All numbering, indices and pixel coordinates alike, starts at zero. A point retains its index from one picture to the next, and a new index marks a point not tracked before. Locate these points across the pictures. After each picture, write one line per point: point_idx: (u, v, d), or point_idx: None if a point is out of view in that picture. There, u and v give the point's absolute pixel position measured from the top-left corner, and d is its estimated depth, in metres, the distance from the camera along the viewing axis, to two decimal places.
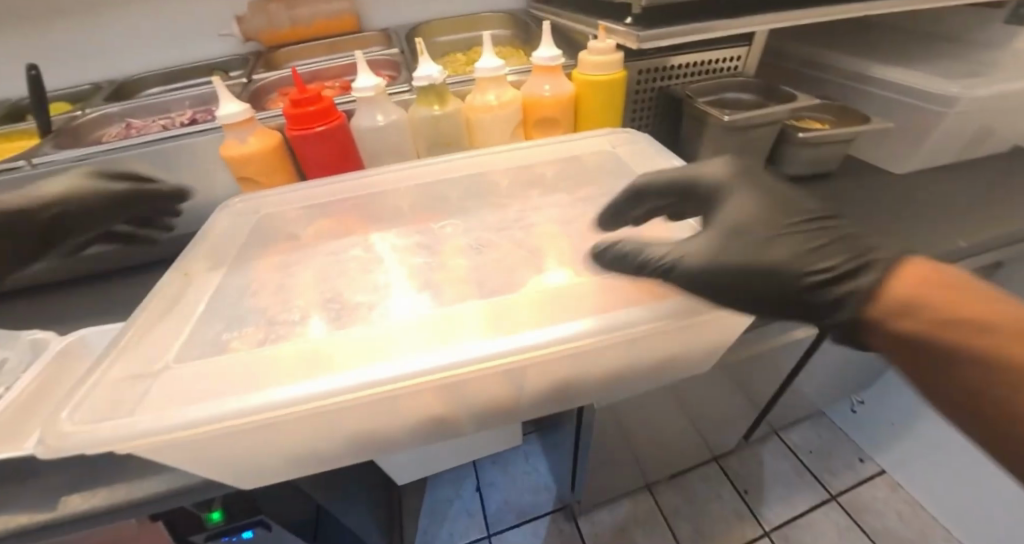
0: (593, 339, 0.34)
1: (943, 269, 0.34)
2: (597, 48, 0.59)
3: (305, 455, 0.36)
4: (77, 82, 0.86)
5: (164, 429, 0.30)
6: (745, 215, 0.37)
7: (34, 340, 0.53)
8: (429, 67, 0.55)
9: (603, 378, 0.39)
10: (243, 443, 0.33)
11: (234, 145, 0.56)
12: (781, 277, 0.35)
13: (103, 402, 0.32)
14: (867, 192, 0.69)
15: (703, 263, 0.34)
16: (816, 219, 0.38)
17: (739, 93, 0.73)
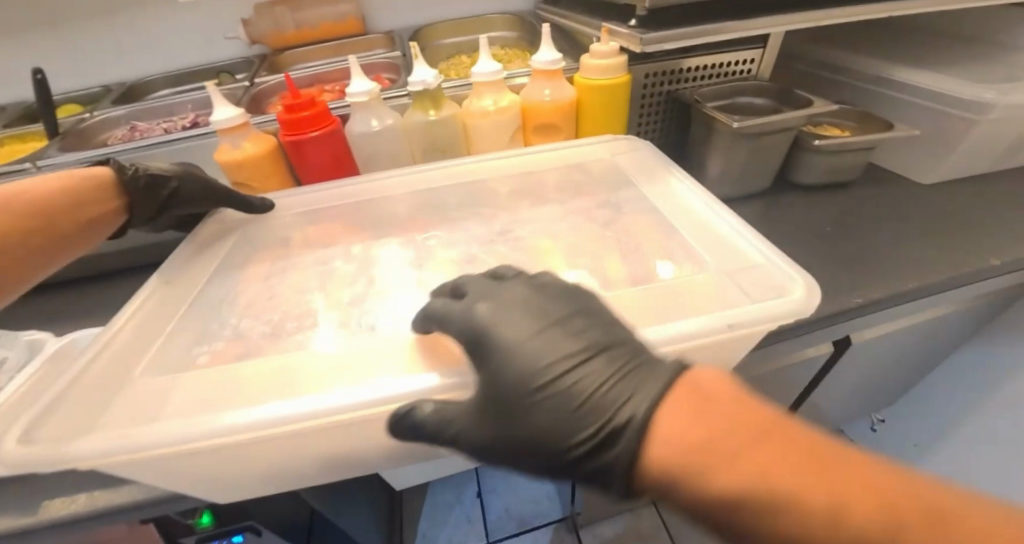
0: None
1: (716, 419, 0.22)
2: (599, 51, 0.57)
3: (276, 474, 0.35)
4: (90, 84, 0.87)
5: (119, 450, 0.28)
6: (498, 375, 0.28)
7: (32, 340, 0.53)
8: (423, 71, 0.54)
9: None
10: (210, 461, 0.32)
11: (228, 150, 0.55)
12: (549, 453, 0.27)
13: (65, 415, 0.31)
14: (888, 204, 0.65)
15: (478, 440, 0.29)
16: (572, 358, 0.27)
17: (752, 97, 0.69)
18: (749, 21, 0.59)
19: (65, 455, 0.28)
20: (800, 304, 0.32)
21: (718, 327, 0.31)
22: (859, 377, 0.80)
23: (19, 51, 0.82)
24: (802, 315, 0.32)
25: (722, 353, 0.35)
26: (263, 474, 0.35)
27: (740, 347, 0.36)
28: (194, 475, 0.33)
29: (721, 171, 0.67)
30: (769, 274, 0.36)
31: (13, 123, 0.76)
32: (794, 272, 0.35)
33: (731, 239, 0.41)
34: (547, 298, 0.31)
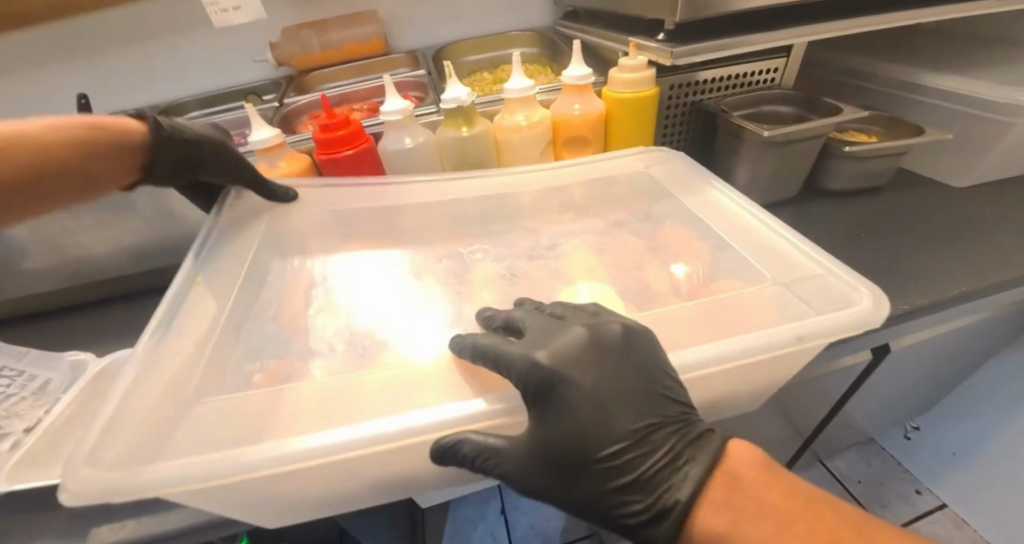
0: None
1: (765, 510, 0.25)
2: (628, 65, 0.58)
3: (333, 496, 0.35)
4: (123, 109, 0.89)
5: (194, 478, 0.28)
6: (559, 435, 0.29)
7: (75, 361, 0.54)
8: (457, 89, 0.54)
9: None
10: (268, 486, 0.32)
11: (266, 170, 0.56)
12: (592, 507, 0.30)
13: (130, 440, 0.30)
14: (921, 209, 0.64)
15: (518, 484, 0.30)
16: (635, 431, 0.29)
17: (777, 106, 0.69)
18: (777, 32, 0.59)
19: (136, 483, 0.27)
20: (869, 315, 0.32)
21: (789, 340, 0.31)
22: (895, 385, 0.78)
23: (57, 78, 0.84)
24: (873, 324, 0.31)
25: (783, 365, 0.35)
26: (319, 498, 0.35)
27: (801, 358, 0.35)
28: (249, 499, 0.33)
29: (749, 180, 0.67)
30: (828, 285, 0.36)
31: None
32: (856, 284, 0.34)
33: (781, 249, 0.41)
34: (614, 356, 0.30)
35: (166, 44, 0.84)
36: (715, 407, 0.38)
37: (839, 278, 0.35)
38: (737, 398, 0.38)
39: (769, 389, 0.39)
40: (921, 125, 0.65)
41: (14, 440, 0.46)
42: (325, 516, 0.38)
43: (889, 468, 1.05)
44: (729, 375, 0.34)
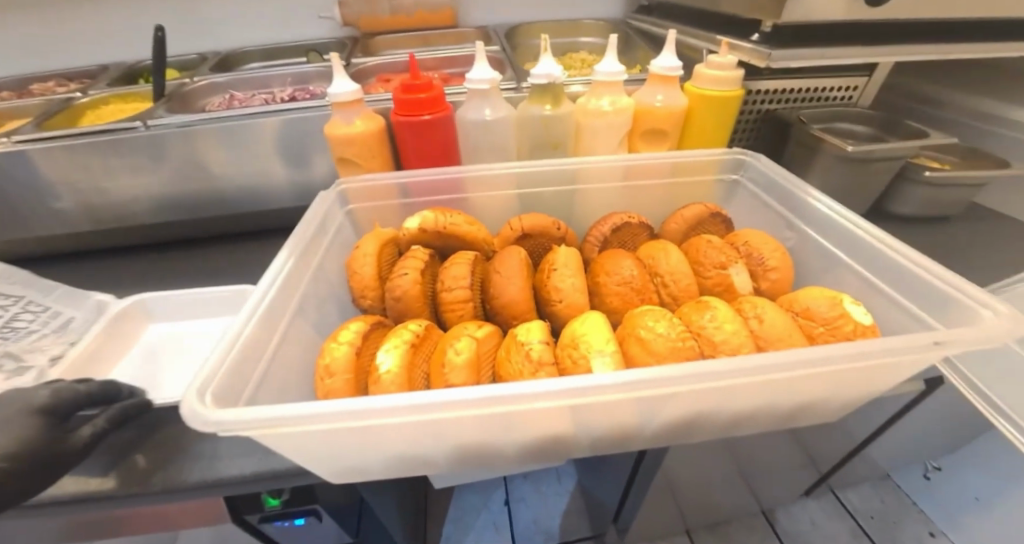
0: (749, 379, 0.30)
1: None
2: (716, 62, 0.57)
3: (410, 459, 0.34)
4: (186, 52, 0.91)
5: (294, 417, 0.27)
6: None
7: (100, 302, 0.53)
8: (549, 65, 0.53)
9: (733, 418, 0.36)
10: (361, 441, 0.31)
11: (339, 125, 0.55)
12: None
13: (225, 377, 0.30)
14: (994, 246, 0.63)
15: None
16: None
17: (852, 124, 0.68)
18: (872, 47, 0.58)
19: (237, 419, 0.27)
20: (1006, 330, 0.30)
21: (919, 343, 0.30)
22: (935, 421, 0.77)
23: (135, 17, 0.87)
24: (1015, 339, 0.29)
25: (891, 375, 0.33)
26: (398, 459, 0.34)
27: (911, 370, 0.34)
28: (334, 450, 0.32)
29: (819, 190, 0.66)
30: (949, 300, 0.34)
31: (113, 83, 0.78)
32: (983, 299, 0.32)
33: (887, 257, 0.39)
34: None
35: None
36: (805, 412, 0.37)
37: (960, 288, 0.33)
38: (827, 408, 0.37)
39: (861, 400, 0.38)
40: (1003, 157, 0.64)
41: (38, 371, 0.44)
42: (394, 479, 0.37)
43: (903, 507, 1.05)
44: (842, 377, 0.32)
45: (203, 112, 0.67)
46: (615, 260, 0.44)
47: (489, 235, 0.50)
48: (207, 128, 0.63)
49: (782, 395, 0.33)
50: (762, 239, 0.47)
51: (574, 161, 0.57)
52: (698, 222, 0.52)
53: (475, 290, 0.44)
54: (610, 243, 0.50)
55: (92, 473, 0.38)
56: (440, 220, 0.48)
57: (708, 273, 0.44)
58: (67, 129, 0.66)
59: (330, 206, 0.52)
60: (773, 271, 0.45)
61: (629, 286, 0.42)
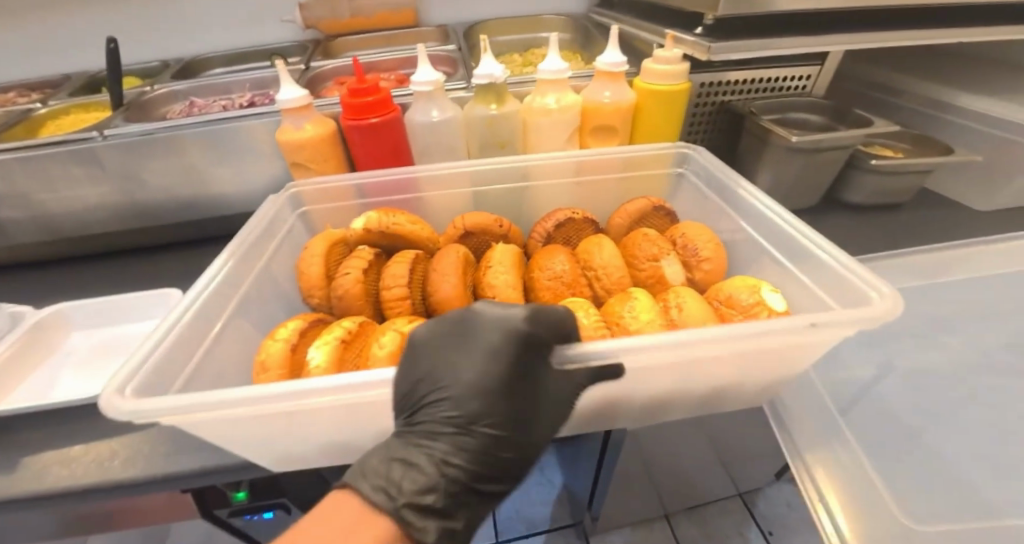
0: (645, 363, 0.31)
1: None
2: (662, 56, 0.57)
3: (340, 444, 0.36)
4: (152, 59, 0.92)
5: (211, 408, 0.29)
6: None
7: (13, 314, 0.55)
8: (490, 65, 0.54)
9: (648, 403, 0.37)
10: (284, 428, 0.32)
11: (290, 130, 0.56)
12: None
13: (151, 373, 0.31)
14: (941, 231, 0.64)
15: None
16: None
17: (805, 114, 0.69)
18: (816, 37, 0.59)
19: (155, 410, 0.28)
20: (883, 310, 0.31)
21: (802, 326, 0.31)
22: None
23: (98, 27, 0.87)
24: (894, 318, 0.31)
25: (791, 357, 0.35)
26: (327, 445, 0.36)
27: (811, 352, 0.35)
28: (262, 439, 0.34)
29: (770, 180, 0.67)
30: (847, 284, 0.35)
31: (74, 93, 0.79)
32: (875, 284, 0.33)
33: (802, 245, 0.41)
34: None
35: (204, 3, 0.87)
36: (720, 395, 0.38)
37: (857, 274, 0.35)
38: (741, 392, 0.39)
39: (775, 383, 0.39)
40: (949, 144, 0.65)
41: None
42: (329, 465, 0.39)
43: None
44: (740, 359, 0.33)
45: (162, 120, 0.68)
46: (550, 255, 0.45)
47: (433, 234, 0.51)
48: (166, 136, 0.65)
49: (688, 380, 0.35)
50: (698, 231, 0.48)
51: (523, 158, 0.58)
52: (641, 216, 0.53)
53: (415, 287, 0.46)
54: (553, 239, 0.52)
55: (45, 472, 0.40)
56: (385, 221, 0.49)
57: (642, 265, 0.46)
58: (28, 140, 0.67)
59: (281, 209, 0.54)
60: (706, 261, 0.46)
61: (560, 280, 0.43)
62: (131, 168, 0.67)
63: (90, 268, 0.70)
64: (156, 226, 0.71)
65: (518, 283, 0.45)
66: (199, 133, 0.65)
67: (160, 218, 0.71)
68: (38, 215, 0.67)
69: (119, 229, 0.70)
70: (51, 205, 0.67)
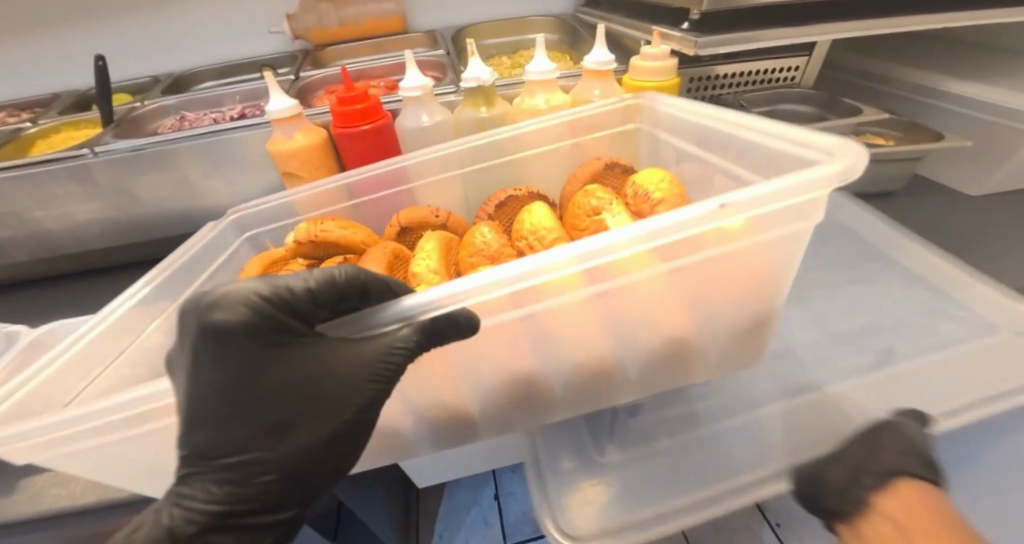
0: (563, 284, 0.30)
1: None
2: (650, 53, 0.57)
3: None
4: (142, 75, 0.92)
5: (63, 449, 0.29)
6: None
7: (8, 332, 0.55)
8: (478, 69, 0.54)
9: (587, 364, 0.36)
10: None
11: (280, 140, 0.56)
12: None
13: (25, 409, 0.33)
14: (934, 216, 0.64)
15: None
16: None
17: (796, 105, 0.69)
18: (802, 28, 0.59)
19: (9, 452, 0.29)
20: (814, 175, 0.31)
21: (712, 207, 0.30)
22: None
23: (88, 45, 0.88)
24: (844, 180, 0.31)
25: (737, 265, 0.34)
26: None
27: (766, 249, 0.35)
28: (158, 471, 0.34)
29: None
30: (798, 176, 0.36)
31: (65, 111, 0.79)
32: (824, 146, 0.35)
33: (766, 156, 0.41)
34: None
35: (192, 17, 0.87)
36: (666, 331, 0.36)
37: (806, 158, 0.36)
38: (690, 327, 0.37)
39: (739, 314, 0.38)
40: (939, 130, 0.65)
41: None
42: None
43: None
44: (666, 265, 0.32)
45: (154, 135, 0.68)
46: (472, 232, 0.45)
47: (367, 236, 0.52)
48: (157, 150, 0.65)
49: (627, 304, 0.33)
50: (649, 174, 0.46)
51: (490, 134, 0.57)
52: (594, 178, 0.52)
53: None
54: (497, 219, 0.51)
55: (42, 495, 0.40)
56: (314, 230, 0.50)
57: (583, 222, 0.44)
58: (19, 159, 0.67)
59: (218, 237, 0.54)
60: (659, 202, 0.43)
61: (484, 253, 0.43)
62: (122, 184, 0.67)
63: (84, 285, 0.70)
64: (150, 240, 0.71)
65: (447, 269, 0.44)
66: (189, 146, 0.65)
67: (154, 232, 0.71)
68: (30, 235, 0.67)
69: (112, 246, 0.70)
70: (43, 224, 0.67)
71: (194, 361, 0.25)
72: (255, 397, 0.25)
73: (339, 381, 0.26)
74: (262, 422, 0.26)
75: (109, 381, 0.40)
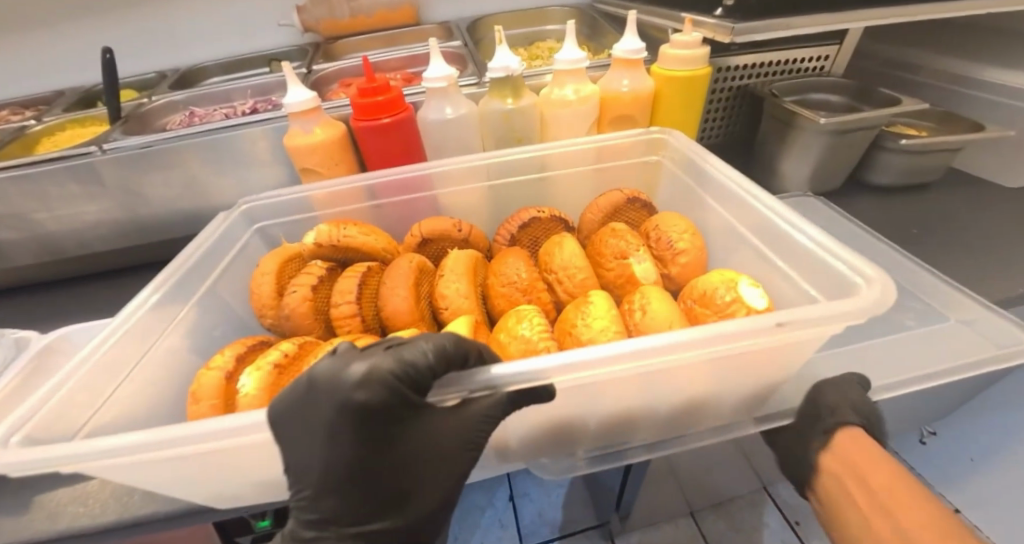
0: (601, 378, 0.28)
1: None
2: (681, 41, 0.55)
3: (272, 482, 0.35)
4: (147, 71, 0.89)
5: (92, 456, 0.27)
6: None
7: (17, 339, 0.52)
8: (506, 58, 0.52)
9: (612, 418, 0.33)
10: (227, 457, 0.31)
11: (298, 134, 0.54)
12: None
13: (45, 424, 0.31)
14: (970, 208, 0.62)
15: None
16: None
17: (828, 94, 0.67)
18: (839, 14, 0.56)
19: (37, 458, 0.27)
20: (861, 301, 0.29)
21: (769, 325, 0.28)
22: (935, 393, 0.75)
23: (90, 40, 0.85)
24: (883, 310, 0.29)
25: (776, 359, 0.32)
26: (260, 482, 0.35)
27: (804, 348, 0.32)
28: (189, 478, 0.33)
29: (792, 170, 0.65)
30: (836, 273, 0.34)
31: (69, 109, 0.76)
32: (861, 269, 0.32)
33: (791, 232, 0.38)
34: None
35: (198, 10, 0.84)
36: (694, 408, 0.34)
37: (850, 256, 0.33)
38: (721, 403, 0.35)
39: (759, 393, 0.36)
40: (976, 120, 0.63)
41: None
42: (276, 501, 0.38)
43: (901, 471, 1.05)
44: (709, 364, 0.29)
45: (163, 131, 0.66)
46: (504, 261, 0.42)
47: (388, 244, 0.50)
48: (167, 147, 0.62)
49: (662, 389, 0.31)
50: (672, 220, 0.42)
51: (528, 148, 0.57)
52: (615, 211, 0.49)
53: (367, 303, 0.44)
54: (518, 240, 0.49)
55: (59, 513, 0.38)
56: (336, 234, 0.48)
57: (609, 265, 0.41)
58: (23, 157, 0.64)
59: (231, 228, 0.52)
60: (681, 254, 0.40)
61: (515, 286, 0.40)
62: (131, 183, 0.64)
63: (93, 288, 0.67)
64: (161, 242, 0.69)
65: (475, 292, 0.42)
66: (201, 143, 0.62)
67: (166, 233, 0.68)
68: (35, 236, 0.65)
69: (120, 247, 0.68)
70: (50, 225, 0.65)
71: (326, 435, 0.25)
72: (377, 472, 0.26)
73: (438, 451, 0.27)
74: (381, 499, 0.27)
75: (136, 388, 0.38)
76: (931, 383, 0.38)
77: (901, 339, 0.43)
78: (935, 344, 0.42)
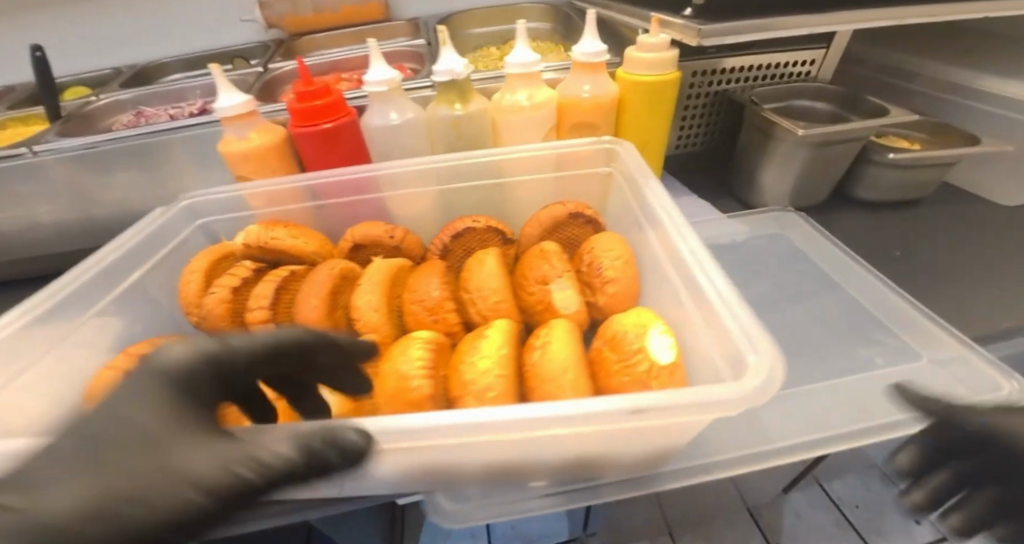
0: (437, 444, 0.24)
1: None
2: (648, 43, 0.50)
3: None
4: (107, 67, 0.87)
5: None
6: None
7: None
8: (451, 60, 0.48)
9: (491, 470, 0.29)
10: None
11: (232, 140, 0.50)
12: None
13: None
14: (964, 226, 0.58)
15: None
16: None
17: (812, 101, 0.63)
18: (820, 16, 0.52)
19: None
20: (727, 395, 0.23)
21: (622, 409, 0.23)
22: None
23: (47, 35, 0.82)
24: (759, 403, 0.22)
25: (666, 434, 0.27)
26: None
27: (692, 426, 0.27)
28: None
29: (771, 182, 0.61)
30: (725, 342, 0.26)
31: (17, 105, 0.74)
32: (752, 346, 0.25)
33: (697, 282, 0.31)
34: None
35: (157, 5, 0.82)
36: (585, 467, 0.30)
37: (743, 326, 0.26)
38: (619, 463, 0.30)
39: (667, 450, 0.31)
40: (974, 133, 0.58)
41: None
42: None
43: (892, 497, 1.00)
44: (573, 437, 0.25)
45: (105, 131, 0.63)
46: (423, 277, 0.39)
47: (320, 246, 0.47)
48: (104, 148, 0.60)
49: (531, 453, 0.27)
50: (609, 244, 0.39)
51: (478, 154, 0.53)
52: (556, 226, 0.45)
53: (285, 312, 0.41)
54: (451, 252, 0.46)
55: None
56: (264, 235, 0.45)
57: (529, 290, 0.37)
58: None
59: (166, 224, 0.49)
60: (609, 283, 0.37)
61: (425, 305, 0.38)
62: (84, 184, 0.61)
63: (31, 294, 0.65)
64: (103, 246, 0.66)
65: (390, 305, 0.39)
66: (139, 145, 0.59)
67: (107, 238, 0.66)
68: None
69: (59, 251, 0.65)
70: None
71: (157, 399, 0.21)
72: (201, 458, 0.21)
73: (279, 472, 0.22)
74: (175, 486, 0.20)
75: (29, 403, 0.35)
76: (897, 431, 0.33)
77: (874, 376, 0.38)
78: (906, 385, 0.37)
